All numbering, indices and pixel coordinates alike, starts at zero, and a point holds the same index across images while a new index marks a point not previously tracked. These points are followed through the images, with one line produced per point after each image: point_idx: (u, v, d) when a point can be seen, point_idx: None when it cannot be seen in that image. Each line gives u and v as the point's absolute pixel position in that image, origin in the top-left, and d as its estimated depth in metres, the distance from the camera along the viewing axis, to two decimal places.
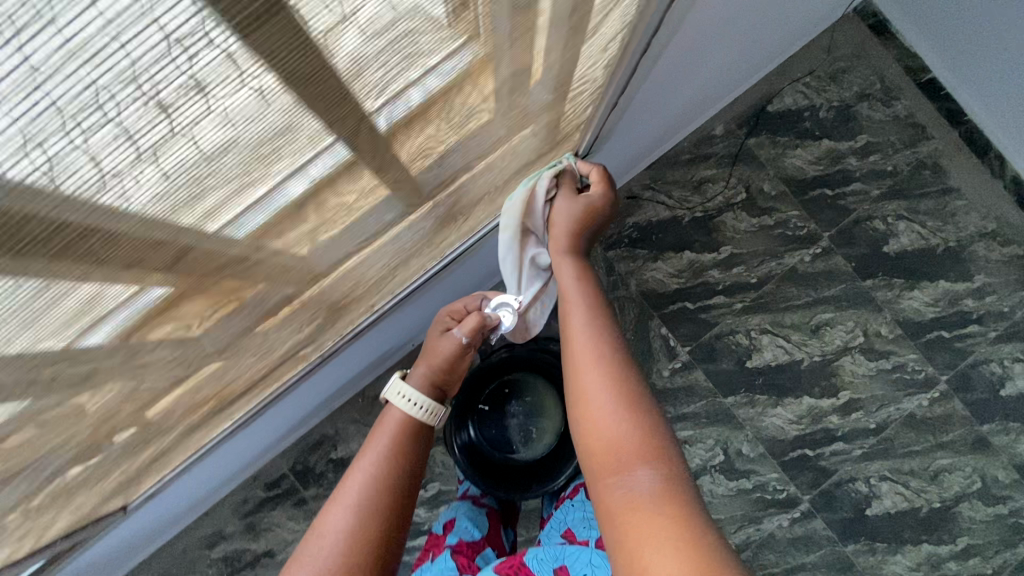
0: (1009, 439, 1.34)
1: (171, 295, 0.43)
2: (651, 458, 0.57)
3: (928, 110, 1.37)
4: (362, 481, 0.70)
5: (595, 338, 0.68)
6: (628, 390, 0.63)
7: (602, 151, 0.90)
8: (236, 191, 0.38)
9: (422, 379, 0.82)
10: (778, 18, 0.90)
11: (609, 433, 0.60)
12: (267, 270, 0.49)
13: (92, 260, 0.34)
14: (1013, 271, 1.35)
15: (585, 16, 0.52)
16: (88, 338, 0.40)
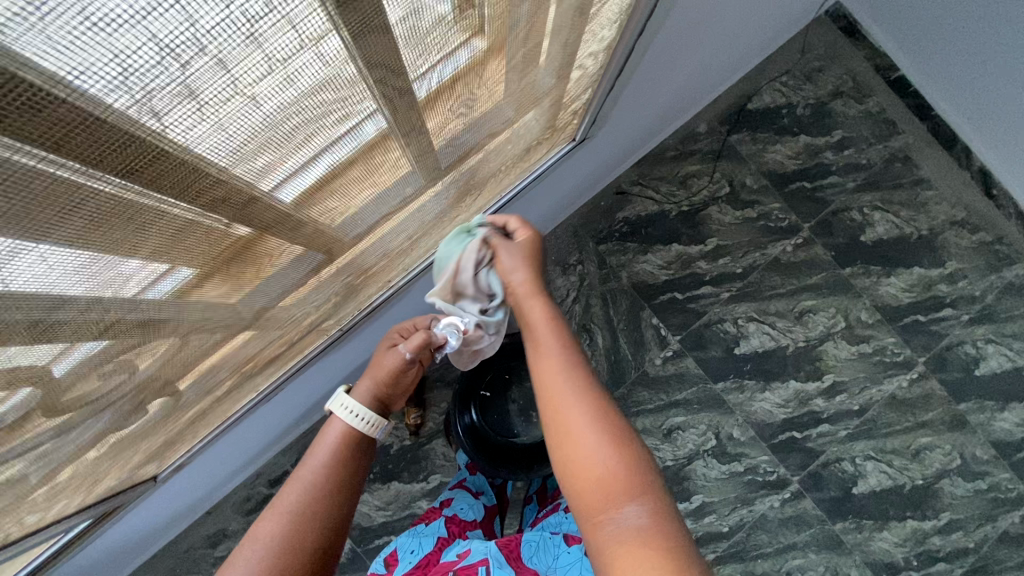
0: (985, 416, 1.40)
1: (214, 263, 0.42)
2: (639, 491, 0.53)
3: (897, 106, 1.45)
4: (303, 484, 0.62)
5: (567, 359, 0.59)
6: (610, 420, 0.56)
7: (598, 144, 0.94)
8: (277, 151, 0.38)
9: (368, 395, 0.71)
10: (760, 14, 0.95)
11: (591, 472, 0.54)
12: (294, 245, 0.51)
13: (117, 230, 0.34)
14: (983, 257, 1.42)
15: (586, 10, 0.56)
16: (146, 293, 0.39)
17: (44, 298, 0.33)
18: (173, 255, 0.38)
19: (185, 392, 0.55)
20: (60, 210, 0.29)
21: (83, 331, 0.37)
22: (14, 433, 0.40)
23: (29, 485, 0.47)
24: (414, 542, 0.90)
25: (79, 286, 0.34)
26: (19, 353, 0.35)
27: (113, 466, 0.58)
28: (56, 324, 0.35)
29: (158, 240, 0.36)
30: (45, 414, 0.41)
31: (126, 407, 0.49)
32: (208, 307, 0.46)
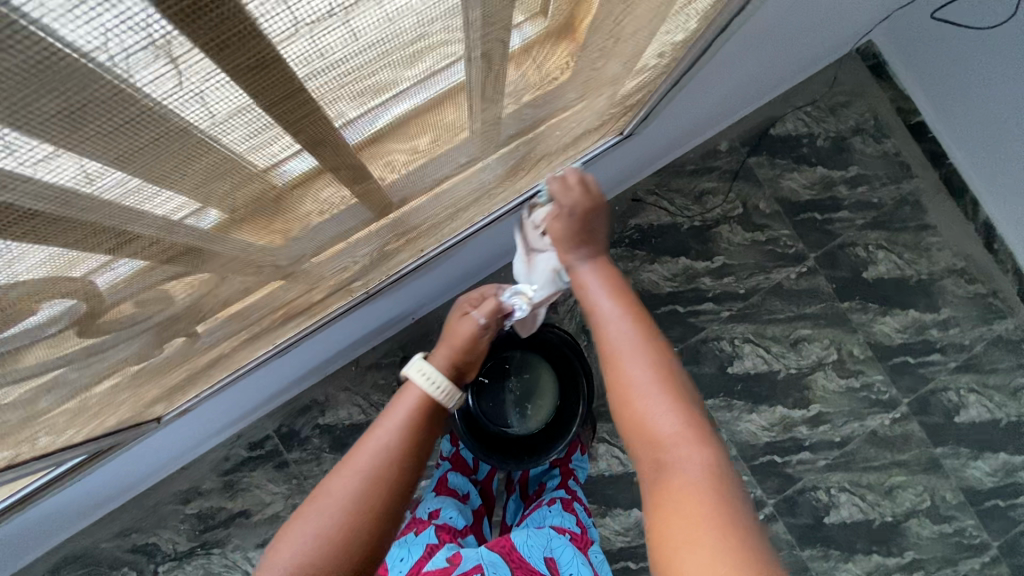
0: (959, 462, 1.44)
1: (243, 206, 0.39)
2: (693, 443, 0.57)
3: (914, 151, 1.47)
4: (333, 502, 0.62)
5: (632, 329, 0.64)
6: (673, 384, 0.61)
7: (633, 145, 0.94)
8: (366, 84, 0.36)
9: (444, 361, 0.79)
10: (807, 40, 0.94)
11: (654, 425, 0.59)
12: (336, 218, 0.49)
13: (164, 162, 0.31)
14: (976, 307, 1.46)
15: (664, 20, 0.54)
16: (183, 219, 0.36)
17: (97, 205, 0.31)
18: (209, 194, 0.36)
19: (202, 334, 0.54)
20: (124, 128, 0.27)
21: (126, 247, 0.36)
22: (47, 345, 0.39)
23: (38, 405, 0.46)
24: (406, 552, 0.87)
25: (130, 198, 0.32)
26: (65, 259, 0.33)
27: (118, 400, 0.57)
28: (94, 230, 0.32)
29: (207, 169, 0.33)
30: (79, 331, 0.40)
31: (148, 341, 0.48)
32: (252, 251, 0.45)
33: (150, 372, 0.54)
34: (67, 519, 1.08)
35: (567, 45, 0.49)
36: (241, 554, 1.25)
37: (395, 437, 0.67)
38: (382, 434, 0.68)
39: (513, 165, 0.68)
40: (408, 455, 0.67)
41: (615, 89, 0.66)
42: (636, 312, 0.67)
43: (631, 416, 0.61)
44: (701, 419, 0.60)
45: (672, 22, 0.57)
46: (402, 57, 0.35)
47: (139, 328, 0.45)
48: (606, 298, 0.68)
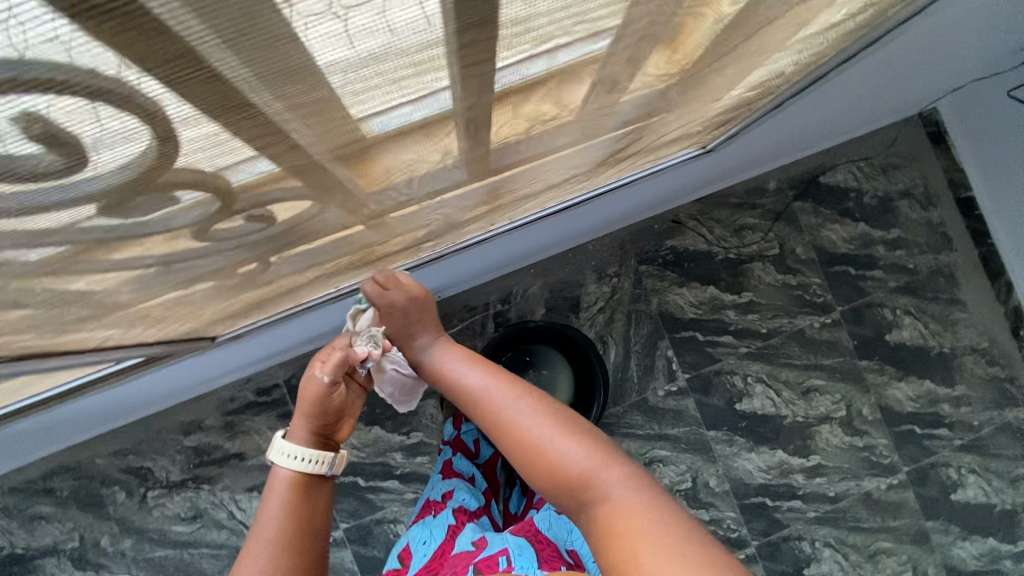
0: (947, 539, 1.43)
1: (354, 147, 0.41)
2: (607, 465, 0.58)
3: (958, 225, 1.47)
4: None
5: (509, 389, 0.66)
6: (565, 421, 0.63)
7: (708, 162, 0.88)
8: (513, 47, 0.37)
9: (304, 431, 0.67)
10: (891, 96, 0.95)
11: (560, 465, 0.59)
12: (420, 179, 0.50)
13: (301, 108, 0.33)
14: (991, 390, 1.46)
15: (771, 56, 0.55)
16: (301, 146, 0.37)
17: (252, 117, 0.32)
18: (324, 125, 0.36)
19: (271, 266, 0.55)
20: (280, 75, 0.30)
21: (252, 160, 0.37)
22: (149, 238, 0.40)
23: (116, 296, 0.47)
24: (428, 532, 0.90)
25: (275, 122, 0.33)
26: (219, 150, 0.34)
27: (177, 311, 0.59)
28: (231, 138, 0.33)
29: (338, 102, 0.34)
30: (190, 230, 0.42)
31: (227, 259, 0.49)
32: (343, 193, 0.46)
33: (208, 292, 0.56)
34: (77, 426, 1.10)
35: (679, 67, 0.49)
36: (229, 494, 1.26)
37: (282, 526, 0.61)
38: (266, 531, 0.61)
39: (587, 167, 0.69)
40: (302, 527, 0.62)
41: (699, 116, 0.66)
42: (504, 373, 0.68)
43: (540, 467, 0.60)
44: (599, 435, 0.62)
45: (784, 53, 0.56)
46: (549, 25, 0.36)
47: (225, 246, 0.46)
48: (471, 368, 0.70)
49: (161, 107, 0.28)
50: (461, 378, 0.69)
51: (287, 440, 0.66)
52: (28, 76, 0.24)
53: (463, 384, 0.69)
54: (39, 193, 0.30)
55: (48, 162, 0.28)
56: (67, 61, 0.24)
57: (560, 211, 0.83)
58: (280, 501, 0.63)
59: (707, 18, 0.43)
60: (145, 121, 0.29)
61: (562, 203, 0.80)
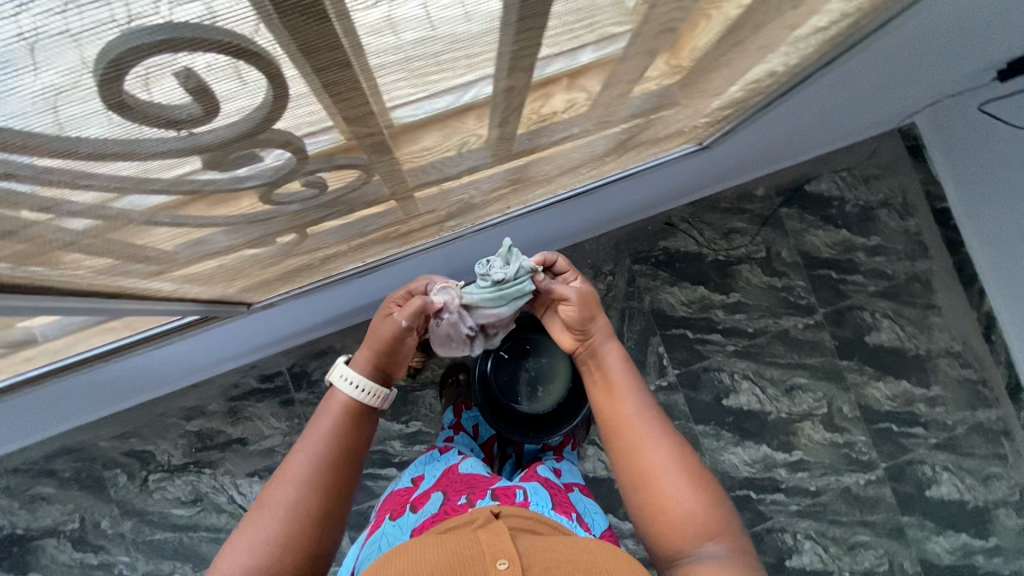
0: (922, 534, 1.49)
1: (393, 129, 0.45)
2: (715, 521, 0.71)
3: (934, 233, 1.55)
4: (280, 504, 0.72)
5: (654, 423, 0.78)
6: (691, 470, 0.75)
7: (701, 162, 0.94)
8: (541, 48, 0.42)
9: (366, 362, 0.81)
10: (874, 108, 1.03)
11: (663, 493, 0.73)
12: (443, 163, 0.55)
13: (358, 94, 0.38)
14: (963, 392, 1.53)
15: (759, 61, 0.61)
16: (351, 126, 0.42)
17: (350, 76, 0.36)
18: (382, 105, 0.41)
19: (302, 239, 0.60)
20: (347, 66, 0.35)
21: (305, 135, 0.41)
22: (209, 201, 0.45)
23: (168, 258, 0.52)
24: (440, 466, 0.95)
25: (335, 101, 0.38)
26: (307, 116, 0.39)
27: (211, 279, 0.63)
28: (310, 108, 0.38)
29: (410, 73, 0.38)
30: (256, 194, 0.47)
31: (269, 228, 0.54)
32: (379, 170, 0.51)
33: (242, 262, 0.60)
34: (89, 403, 1.13)
35: (679, 66, 0.55)
36: (230, 479, 1.29)
37: (322, 446, 0.76)
38: (308, 448, 0.76)
39: (591, 160, 0.74)
40: (335, 454, 0.77)
41: (693, 114, 0.72)
42: (646, 405, 0.79)
43: (652, 502, 0.73)
44: (716, 496, 0.74)
45: (771, 59, 0.63)
46: (573, 27, 0.41)
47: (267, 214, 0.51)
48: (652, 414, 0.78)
49: (280, 70, 0.33)
50: (614, 385, 0.80)
51: (349, 367, 0.81)
52: (195, 37, 0.28)
53: (617, 393, 0.79)
54: (149, 147, 0.35)
55: (190, 112, 0.33)
56: (229, 26, 0.28)
57: (562, 202, 0.89)
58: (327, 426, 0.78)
59: (705, 23, 0.48)
60: (267, 82, 0.34)
61: (571, 190, 0.87)
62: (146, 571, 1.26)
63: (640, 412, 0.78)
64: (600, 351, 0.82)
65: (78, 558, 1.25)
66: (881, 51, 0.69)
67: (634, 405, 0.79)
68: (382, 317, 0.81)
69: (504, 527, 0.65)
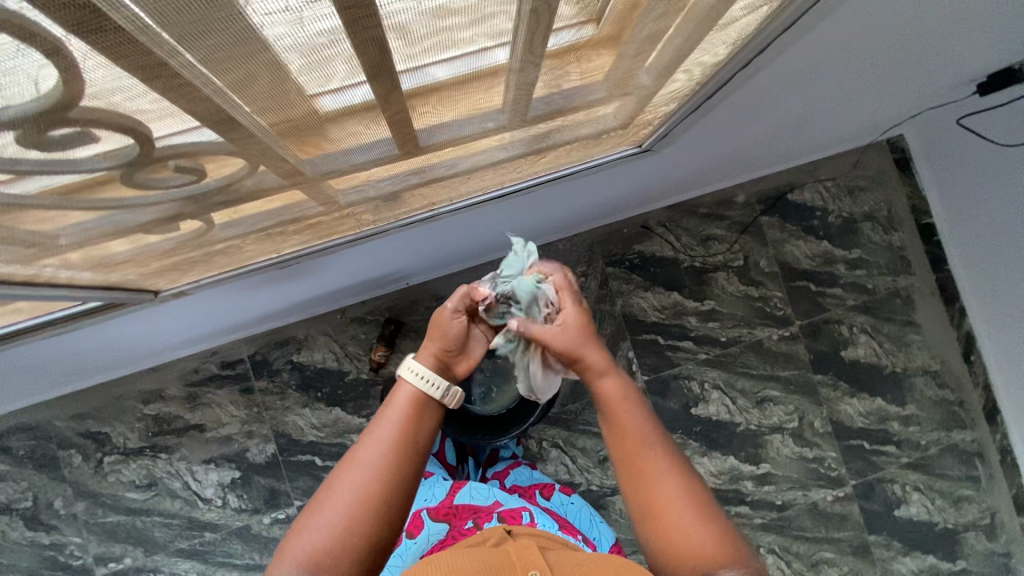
0: (888, 554, 1.47)
1: (282, 110, 0.43)
2: (729, 554, 0.64)
3: (918, 249, 1.51)
4: (351, 494, 0.65)
5: (658, 450, 0.69)
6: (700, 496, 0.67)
7: (658, 159, 0.88)
8: (429, 29, 0.40)
9: (429, 355, 0.73)
10: (849, 114, 0.99)
11: (679, 528, 0.65)
12: (355, 151, 0.53)
13: (234, 67, 0.36)
14: (940, 411, 1.50)
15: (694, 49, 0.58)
16: (239, 105, 0.40)
17: (132, 48, 0.32)
18: (249, 81, 0.38)
19: (217, 222, 0.58)
20: (218, 35, 0.33)
21: (185, 104, 0.39)
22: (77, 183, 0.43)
23: (59, 239, 0.50)
24: (430, 488, 0.99)
25: (191, 72, 0.36)
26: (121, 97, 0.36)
27: (124, 261, 0.61)
28: (173, 86, 0.36)
29: (228, 54, 0.35)
30: (122, 173, 0.44)
31: (169, 212, 0.52)
32: (279, 156, 0.49)
33: (155, 242, 0.59)
34: (34, 384, 1.11)
35: (604, 45, 0.52)
36: (186, 465, 1.28)
37: (399, 433, 0.68)
38: (383, 431, 0.68)
39: (534, 150, 0.71)
40: (413, 444, 0.69)
41: (638, 107, 0.69)
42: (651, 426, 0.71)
43: (670, 545, 0.66)
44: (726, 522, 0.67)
45: (705, 52, 0.59)
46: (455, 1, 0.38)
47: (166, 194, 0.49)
48: (653, 438, 0.70)
49: (65, 48, 0.31)
50: (617, 412, 0.71)
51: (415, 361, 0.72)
52: None
53: (619, 423, 0.71)
54: None
55: None
56: None
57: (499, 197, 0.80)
58: (402, 406, 0.70)
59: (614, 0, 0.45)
60: (50, 60, 0.32)
61: (501, 188, 0.79)
62: (98, 552, 1.26)
63: (649, 442, 0.70)
64: (603, 389, 0.73)
65: (30, 536, 1.25)
66: (819, 50, 0.65)
67: (642, 435, 0.70)
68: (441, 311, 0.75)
69: (528, 541, 0.64)
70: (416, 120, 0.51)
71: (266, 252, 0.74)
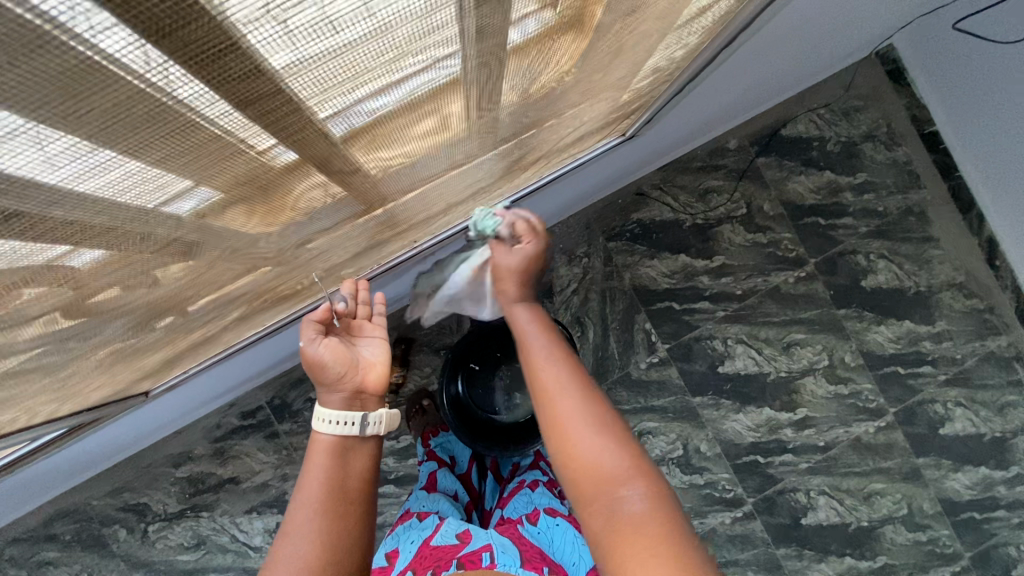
0: (940, 473, 1.45)
1: (237, 191, 0.39)
2: (639, 476, 0.55)
3: (925, 160, 1.45)
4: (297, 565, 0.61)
5: (562, 372, 0.61)
6: (609, 421, 0.58)
7: (639, 141, 0.90)
8: (351, 80, 0.34)
9: (337, 393, 0.69)
10: (837, 36, 0.91)
11: (584, 459, 0.56)
12: (322, 210, 0.49)
13: (158, 156, 0.31)
14: (972, 322, 1.46)
15: (670, 26, 0.51)
16: (186, 195, 0.36)
17: (18, 181, 0.27)
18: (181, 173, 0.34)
19: (193, 312, 0.55)
20: (120, 134, 0.28)
21: (101, 226, 0.34)
22: (25, 329, 0.39)
23: (32, 375, 0.47)
24: (415, 534, 0.91)
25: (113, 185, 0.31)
26: (38, 247, 0.33)
27: (111, 368, 0.58)
28: (96, 204, 0.32)
29: (142, 152, 0.30)
30: (66, 308, 0.40)
31: (144, 315, 0.49)
32: (243, 236, 0.45)
33: (134, 345, 0.55)
34: (62, 473, 1.11)
35: (573, 46, 0.46)
36: (229, 518, 1.28)
37: (330, 485, 0.66)
38: (312, 489, 0.66)
39: (514, 159, 0.66)
40: (348, 494, 0.67)
41: (617, 95, 0.63)
42: (558, 351, 0.63)
43: (570, 468, 0.57)
44: (635, 443, 0.58)
45: (682, 31, 0.54)
46: (378, 48, 0.32)
47: (136, 302, 0.46)
48: (552, 360, 0.62)
49: None
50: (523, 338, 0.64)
51: (323, 404, 0.69)
52: None
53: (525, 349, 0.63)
54: None
55: None
56: None
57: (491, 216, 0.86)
58: (324, 460, 0.68)
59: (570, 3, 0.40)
60: None
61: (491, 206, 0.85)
62: None
63: (553, 368, 0.61)
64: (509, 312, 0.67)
65: None
66: None
67: (543, 356, 0.62)
68: (311, 347, 0.68)
69: None
70: (379, 168, 0.47)
71: (256, 316, 0.71)
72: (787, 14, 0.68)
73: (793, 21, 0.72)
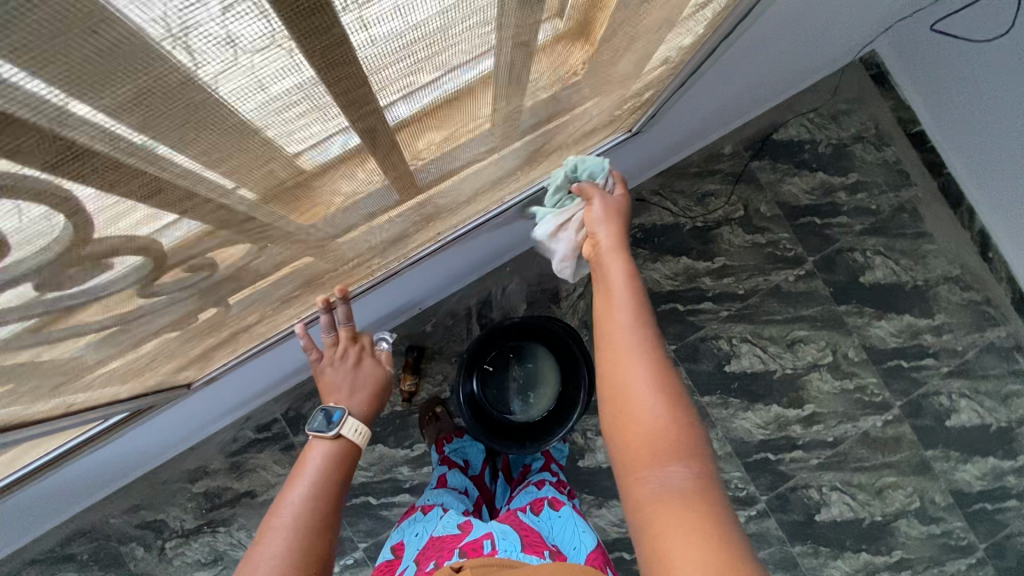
0: (949, 465, 1.46)
1: (278, 186, 0.42)
2: (689, 455, 0.55)
3: (913, 158, 1.50)
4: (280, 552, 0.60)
5: (632, 333, 0.61)
6: (672, 389, 0.58)
7: (641, 141, 0.95)
8: (411, 72, 0.39)
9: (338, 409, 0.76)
10: (821, 40, 0.97)
11: (644, 421, 0.57)
12: (354, 205, 0.52)
13: (223, 147, 0.35)
14: (970, 315, 1.49)
15: (669, 26, 0.56)
16: (231, 190, 0.39)
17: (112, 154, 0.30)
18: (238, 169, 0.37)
19: (231, 304, 0.58)
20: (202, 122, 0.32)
21: (183, 207, 0.38)
22: (88, 310, 0.43)
23: (80, 363, 0.50)
24: (421, 526, 0.94)
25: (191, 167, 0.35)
26: (147, 216, 0.37)
27: (150, 361, 0.61)
28: (169, 187, 0.35)
29: (217, 140, 0.34)
30: (126, 292, 0.44)
31: (187, 306, 0.52)
32: (285, 227, 0.48)
33: (176, 337, 0.58)
34: (82, 489, 1.12)
35: (582, 47, 0.51)
36: (246, 533, 1.28)
37: (319, 486, 0.67)
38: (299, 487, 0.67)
39: (525, 158, 0.70)
40: (333, 496, 0.68)
41: (622, 93, 0.68)
42: (638, 310, 0.63)
43: (623, 422, 0.58)
44: (695, 420, 0.58)
45: (679, 28, 0.59)
46: (433, 43, 0.37)
47: (185, 290, 0.49)
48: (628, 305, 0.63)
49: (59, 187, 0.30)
50: (609, 292, 0.64)
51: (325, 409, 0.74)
52: None
53: (608, 305, 0.63)
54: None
55: None
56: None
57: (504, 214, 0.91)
58: (317, 472, 0.69)
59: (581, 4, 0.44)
60: (65, 214, 0.32)
61: (501, 205, 0.89)
62: None
63: (629, 327, 0.61)
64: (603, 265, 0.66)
65: None
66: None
67: (625, 317, 0.62)
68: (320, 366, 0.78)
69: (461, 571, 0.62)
70: (410, 163, 0.51)
71: (283, 314, 0.74)
72: (774, 18, 0.74)
73: (781, 25, 0.78)
